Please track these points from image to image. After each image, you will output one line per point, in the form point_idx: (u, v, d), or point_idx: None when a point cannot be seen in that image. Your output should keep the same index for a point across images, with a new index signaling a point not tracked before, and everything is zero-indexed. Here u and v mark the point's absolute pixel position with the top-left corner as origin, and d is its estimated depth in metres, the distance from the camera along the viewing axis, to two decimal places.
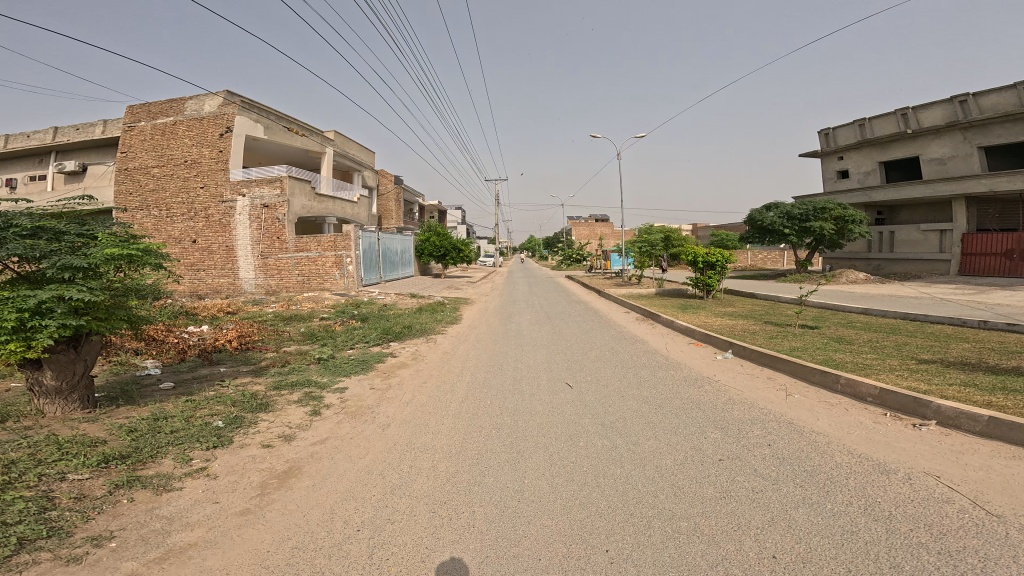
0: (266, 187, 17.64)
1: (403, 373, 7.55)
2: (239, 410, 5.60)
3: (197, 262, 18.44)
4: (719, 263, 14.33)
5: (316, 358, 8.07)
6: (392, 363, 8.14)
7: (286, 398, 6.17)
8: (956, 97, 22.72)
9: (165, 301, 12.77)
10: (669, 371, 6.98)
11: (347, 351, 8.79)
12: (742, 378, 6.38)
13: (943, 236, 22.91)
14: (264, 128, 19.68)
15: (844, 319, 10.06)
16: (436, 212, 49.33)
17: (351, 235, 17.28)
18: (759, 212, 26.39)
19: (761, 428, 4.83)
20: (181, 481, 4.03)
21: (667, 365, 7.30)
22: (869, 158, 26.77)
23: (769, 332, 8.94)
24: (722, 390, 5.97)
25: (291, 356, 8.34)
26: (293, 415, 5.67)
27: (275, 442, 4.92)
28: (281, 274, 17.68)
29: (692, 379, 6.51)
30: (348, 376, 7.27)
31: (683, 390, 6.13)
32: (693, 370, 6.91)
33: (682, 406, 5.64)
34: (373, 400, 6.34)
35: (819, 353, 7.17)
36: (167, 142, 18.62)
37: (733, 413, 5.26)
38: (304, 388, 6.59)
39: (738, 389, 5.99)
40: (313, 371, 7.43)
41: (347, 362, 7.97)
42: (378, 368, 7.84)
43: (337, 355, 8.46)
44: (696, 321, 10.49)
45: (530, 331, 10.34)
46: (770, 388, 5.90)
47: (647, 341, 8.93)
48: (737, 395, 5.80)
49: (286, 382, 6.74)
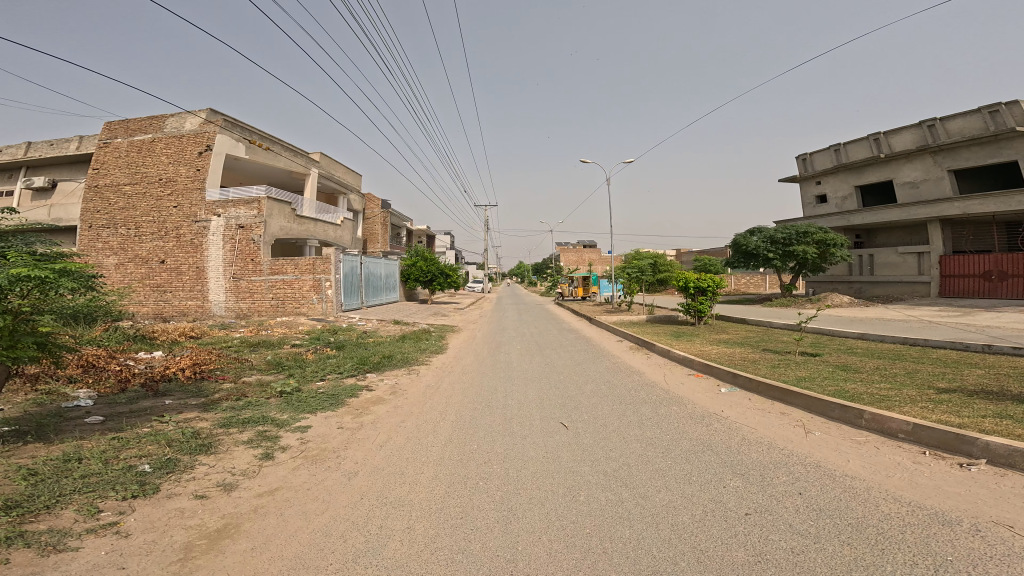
0: (243, 208, 16.94)
1: (378, 410, 6.75)
2: (174, 452, 4.77)
3: (163, 284, 17.40)
4: (710, 288, 14.07)
5: (279, 391, 7.23)
6: (367, 397, 7.35)
7: (234, 437, 5.34)
8: (924, 122, 23.79)
9: (115, 326, 11.66)
10: (672, 406, 6.41)
11: (317, 384, 7.96)
12: (753, 413, 5.85)
13: (921, 258, 23.43)
14: (246, 148, 19.13)
15: (843, 344, 9.73)
16: (424, 237, 49.01)
17: (331, 258, 16.54)
18: (743, 235, 26.66)
19: (787, 474, 4.25)
20: (79, 539, 3.25)
21: (670, 399, 6.72)
22: (845, 183, 27.68)
23: (771, 360, 8.50)
24: (735, 429, 5.41)
25: (250, 388, 7.49)
26: (241, 459, 4.84)
27: (211, 491, 4.11)
28: (254, 298, 16.73)
29: (699, 416, 5.95)
30: (314, 413, 6.46)
31: (691, 429, 5.53)
32: (699, 405, 6.35)
33: (692, 447, 5.04)
34: (340, 442, 5.55)
35: (828, 384, 6.70)
36: (142, 159, 17.91)
37: (751, 456, 4.68)
38: (258, 426, 5.77)
39: (751, 426, 5.44)
40: (273, 406, 6.61)
41: (315, 396, 7.15)
42: (350, 402, 7.05)
43: (304, 387, 7.64)
44: (693, 350, 10.02)
45: (520, 363, 9.68)
46: (786, 424, 5.39)
47: (644, 372, 8.37)
48: (752, 434, 5.24)
49: (237, 418, 5.90)
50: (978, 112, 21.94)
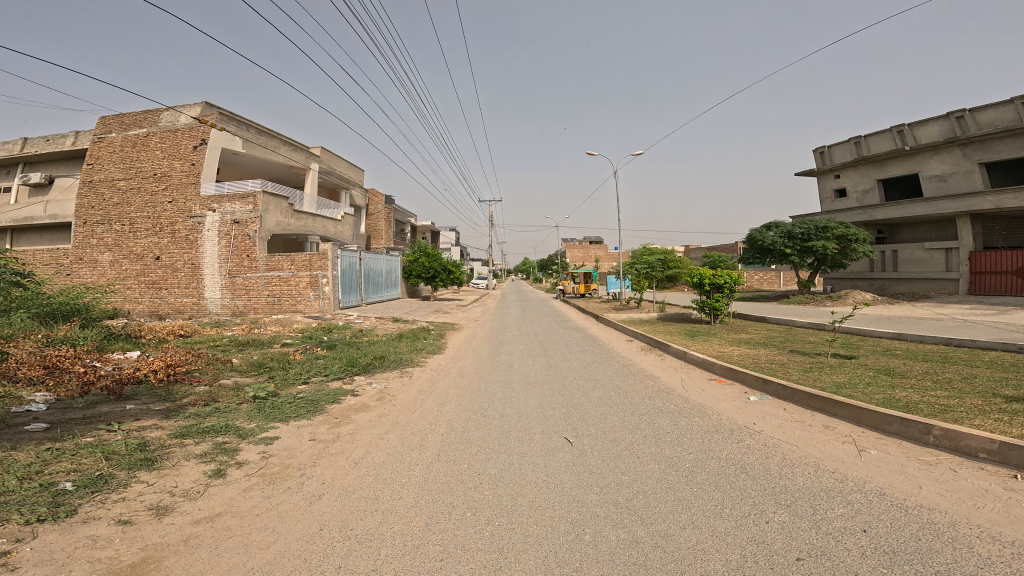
0: (238, 202, 16.33)
1: (359, 420, 6.08)
2: (109, 468, 4.26)
3: (158, 280, 16.93)
4: (727, 285, 13.17)
5: (254, 395, 6.65)
6: (350, 403, 6.71)
7: (186, 450, 4.84)
8: (953, 113, 22.56)
9: (77, 322, 10.81)
10: (694, 418, 5.62)
11: (299, 387, 7.34)
12: (792, 427, 5.04)
13: (950, 254, 22.16)
14: (243, 141, 18.54)
15: (879, 345, 8.81)
16: (429, 233, 48.36)
17: (329, 254, 15.87)
18: (759, 230, 25.50)
19: (843, 506, 3.46)
20: None
21: (691, 409, 5.92)
22: (866, 176, 26.42)
23: (802, 363, 7.64)
24: (773, 447, 4.60)
25: (223, 391, 6.92)
26: (187, 476, 4.33)
27: (138, 516, 3.59)
28: (249, 294, 16.19)
29: (726, 429, 5.16)
30: (286, 421, 5.81)
31: (719, 446, 4.74)
32: (729, 417, 5.54)
33: (721, 470, 4.26)
34: (308, 458, 4.90)
35: (875, 391, 5.86)
36: (137, 154, 17.40)
37: (795, 481, 3.89)
38: (218, 436, 5.22)
39: (791, 443, 4.65)
40: (243, 412, 6.05)
41: (292, 401, 6.52)
42: (330, 409, 6.43)
43: (283, 391, 7.04)
44: (711, 351, 9.19)
45: (523, 365, 8.92)
46: (833, 441, 4.58)
47: (659, 376, 7.58)
48: (795, 453, 4.42)
49: (197, 428, 5.37)
50: (1012, 101, 20.71)
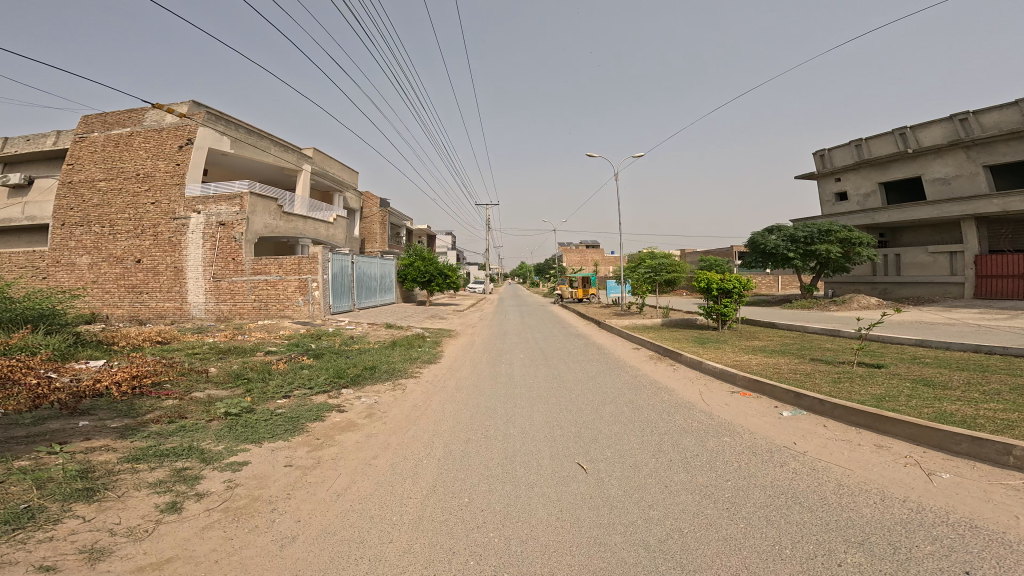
0: (224, 204, 15.62)
1: (346, 441, 5.40)
2: (39, 500, 3.60)
3: (139, 284, 16.15)
4: (736, 290, 12.62)
5: (225, 411, 5.97)
6: (334, 421, 6.03)
7: (138, 477, 4.15)
8: (956, 116, 22.42)
9: (29, 329, 9.88)
10: (724, 440, 5.06)
11: (277, 401, 6.64)
12: (838, 448, 4.58)
13: (954, 258, 21.87)
14: (231, 141, 17.82)
15: (904, 352, 8.30)
16: (425, 237, 47.71)
17: (319, 257, 15.17)
18: (761, 234, 25.01)
19: (932, 543, 3.00)
20: None
21: (720, 429, 5.35)
22: (868, 179, 26.17)
23: (829, 374, 7.09)
24: (825, 474, 4.11)
25: (193, 407, 6.24)
26: (135, 510, 3.64)
27: (64, 563, 2.94)
28: (235, 299, 15.45)
29: (766, 453, 4.65)
30: (260, 442, 5.15)
31: (763, 474, 4.23)
32: (765, 436, 5.03)
33: (770, 502, 3.78)
34: (284, 488, 4.24)
35: (920, 405, 5.34)
36: (119, 154, 16.64)
37: (862, 513, 3.46)
38: (179, 461, 4.54)
39: (845, 467, 4.19)
40: (211, 432, 5.36)
41: (269, 419, 5.82)
42: (312, 428, 5.74)
43: (259, 406, 6.36)
44: (726, 359, 8.64)
45: (525, 376, 8.30)
46: (893, 463, 4.13)
47: (675, 389, 6.99)
48: (849, 478, 4.01)
49: (155, 451, 4.71)
50: (1016, 103, 20.61)
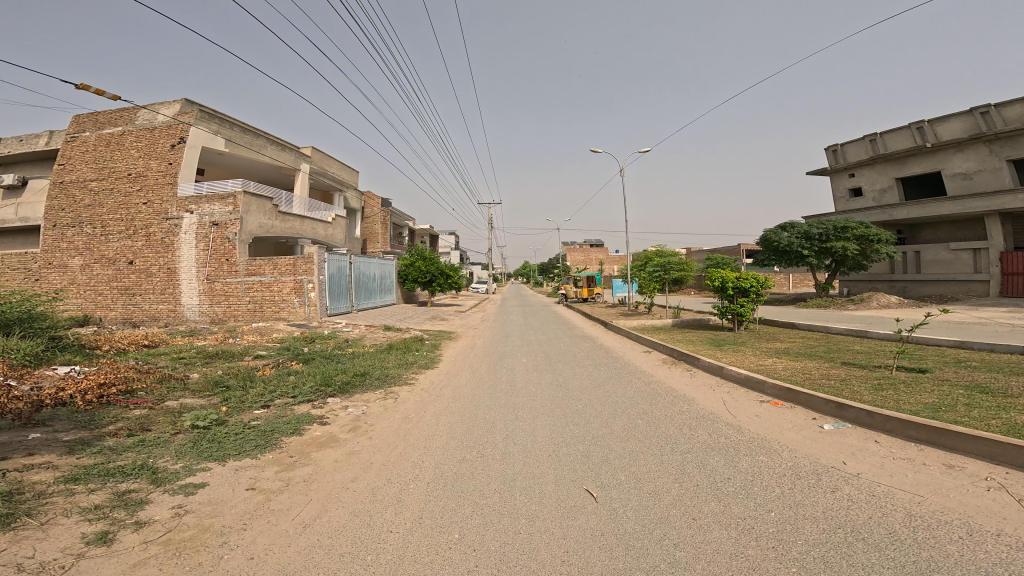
0: (217, 204, 15.14)
1: (323, 460, 4.82)
2: None
3: (132, 286, 15.70)
4: (752, 289, 11.85)
5: (192, 424, 5.40)
6: (313, 436, 5.43)
7: (71, 501, 3.55)
8: (976, 108, 21.52)
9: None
10: (759, 460, 4.38)
11: (253, 412, 6.07)
12: (899, 469, 3.90)
13: (978, 254, 20.92)
14: (226, 140, 17.35)
15: (946, 355, 7.52)
16: (427, 237, 47.15)
17: (315, 257, 14.59)
18: (773, 232, 24.10)
19: None
20: None
21: (752, 447, 4.67)
22: (883, 175, 25.25)
23: (869, 380, 6.34)
24: (890, 503, 3.44)
25: (160, 418, 5.69)
26: (56, 541, 3.04)
27: None
28: (229, 301, 14.93)
29: (811, 476, 3.97)
30: (224, 460, 4.56)
31: (814, 503, 3.55)
32: (808, 455, 4.35)
33: (828, 539, 3.11)
34: (243, 516, 3.62)
35: (986, 415, 4.64)
36: (111, 154, 16.23)
37: (949, 552, 2.82)
38: (125, 482, 3.95)
39: (914, 492, 3.54)
40: (172, 448, 4.79)
41: (240, 433, 5.25)
42: (286, 443, 5.14)
43: (232, 417, 5.79)
44: (748, 364, 7.93)
45: (527, 384, 7.64)
46: (973, 488, 3.47)
47: (694, 398, 6.31)
48: (922, 506, 3.34)
49: (100, 469, 4.11)
50: None
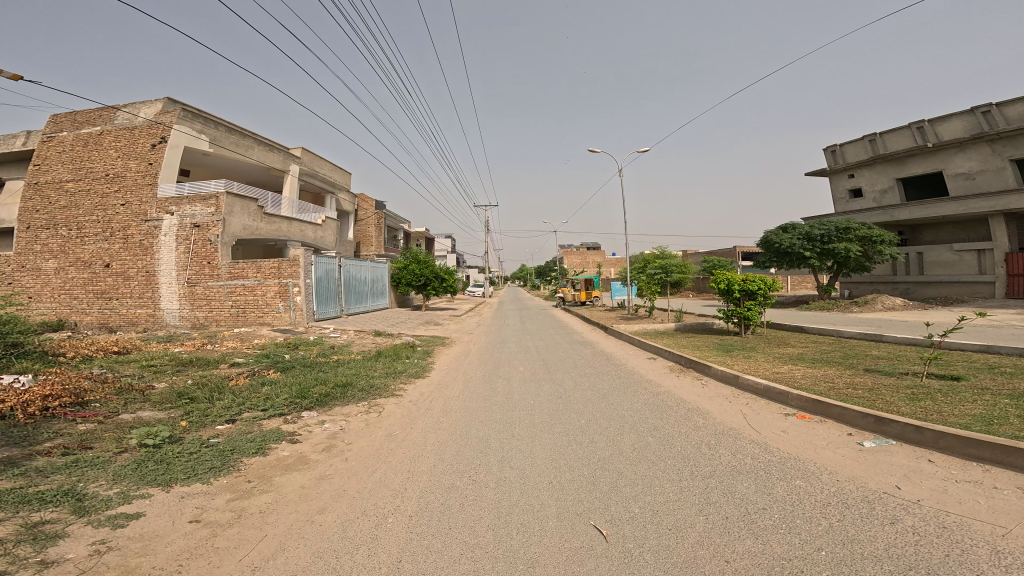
0: (199, 205, 14.46)
1: (284, 486, 4.28)
2: None
3: (108, 290, 14.98)
4: (760, 292, 11.28)
5: (140, 442, 4.86)
6: (279, 456, 4.89)
7: None
8: (978, 108, 21.26)
9: None
10: (795, 485, 3.84)
11: (215, 428, 5.54)
12: (967, 495, 3.34)
13: (982, 255, 20.57)
14: (210, 139, 16.66)
15: (977, 361, 6.98)
16: (423, 240, 46.47)
17: (300, 260, 13.85)
18: (775, 233, 23.64)
19: None
20: None
21: (786, 469, 4.13)
22: (884, 175, 24.91)
23: (901, 391, 5.79)
24: (967, 538, 2.86)
25: (106, 434, 5.14)
26: None
27: None
28: (211, 306, 14.23)
29: (862, 505, 3.41)
30: (164, 485, 4.07)
31: (869, 539, 2.97)
32: (854, 479, 3.80)
33: None
34: (176, 555, 3.14)
35: None
36: (88, 153, 15.55)
37: None
38: (42, 510, 3.50)
39: (998, 524, 2.97)
40: (110, 469, 4.28)
41: (194, 452, 4.74)
42: (245, 466, 4.61)
43: (188, 434, 5.28)
44: (763, 371, 7.36)
45: (525, 396, 7.05)
46: None
47: (709, 411, 5.74)
48: (1008, 542, 2.78)
49: (14, 495, 3.65)
50: None
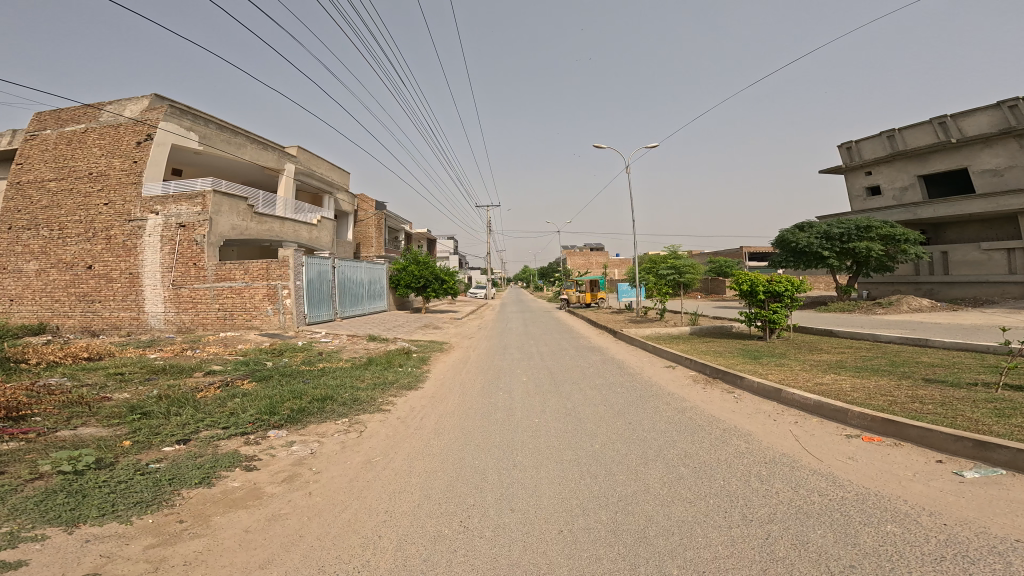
0: (185, 204, 13.74)
1: (225, 525, 3.46)
2: None
3: (91, 293, 14.26)
4: (786, 293, 10.36)
5: (58, 467, 4.02)
6: (226, 490, 4.06)
7: None
8: (1005, 102, 20.30)
9: None
10: (889, 532, 2.99)
11: (159, 452, 4.74)
12: None
13: (1013, 254, 19.46)
14: (200, 137, 15.96)
15: None
16: (425, 241, 45.76)
17: (290, 261, 13.02)
18: (791, 232, 22.57)
19: None
20: None
21: (869, 509, 3.27)
22: (904, 172, 23.85)
23: (980, 406, 4.88)
24: None
25: (27, 456, 4.29)
26: None
27: None
28: (196, 309, 13.46)
29: (994, 561, 2.58)
30: (67, 525, 3.21)
31: None
32: (967, 523, 2.96)
33: None
34: None
35: None
36: (72, 152, 14.89)
37: None
38: None
39: None
40: (9, 502, 3.43)
41: (124, 483, 3.92)
42: (181, 502, 3.78)
43: (122, 458, 4.44)
44: (802, 381, 6.46)
45: (529, 412, 6.17)
46: None
47: (751, 434, 4.84)
48: None
49: None
50: None
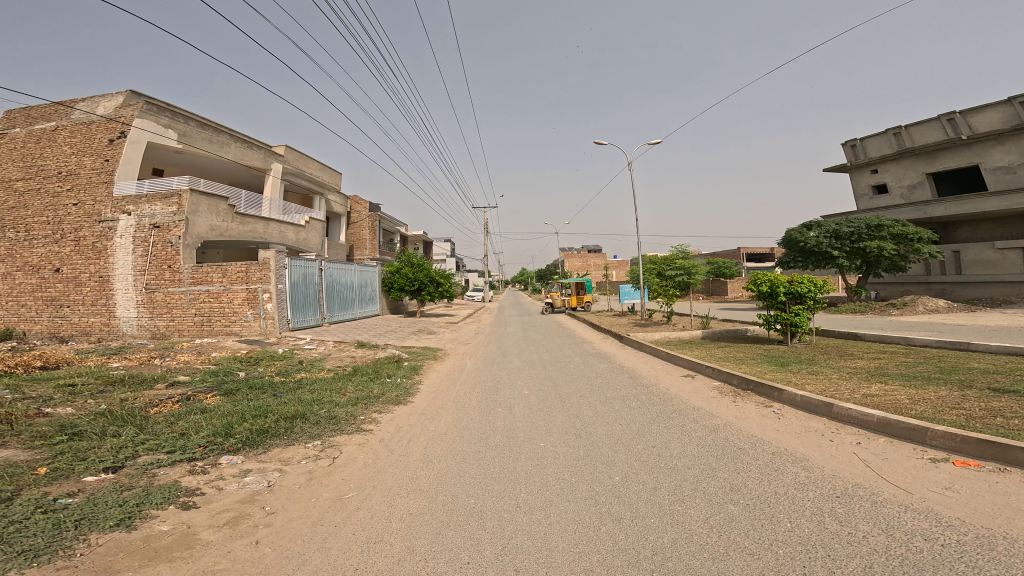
0: (160, 203, 12.84)
1: None
2: None
3: (60, 297, 13.30)
4: (809, 296, 9.54)
5: None
6: (149, 534, 3.19)
7: None
8: (1017, 98, 19.74)
9: None
10: None
11: (77, 483, 3.82)
12: None
13: None
14: (179, 134, 15.07)
15: None
16: (420, 244, 44.81)
17: (272, 263, 12.10)
18: (799, 231, 21.91)
19: None
20: None
21: (1005, 559, 2.48)
22: (912, 170, 23.22)
23: None
24: None
25: None
26: None
27: None
28: (171, 314, 12.52)
29: None
30: None
31: None
32: None
33: None
34: None
35: None
36: (40, 150, 13.97)
37: None
38: None
39: None
40: None
41: (16, 526, 3.07)
42: (82, 550, 2.93)
43: (24, 492, 3.55)
44: (848, 391, 5.64)
45: (532, 434, 5.28)
46: None
47: (808, 460, 3.99)
48: None
49: None
50: None
